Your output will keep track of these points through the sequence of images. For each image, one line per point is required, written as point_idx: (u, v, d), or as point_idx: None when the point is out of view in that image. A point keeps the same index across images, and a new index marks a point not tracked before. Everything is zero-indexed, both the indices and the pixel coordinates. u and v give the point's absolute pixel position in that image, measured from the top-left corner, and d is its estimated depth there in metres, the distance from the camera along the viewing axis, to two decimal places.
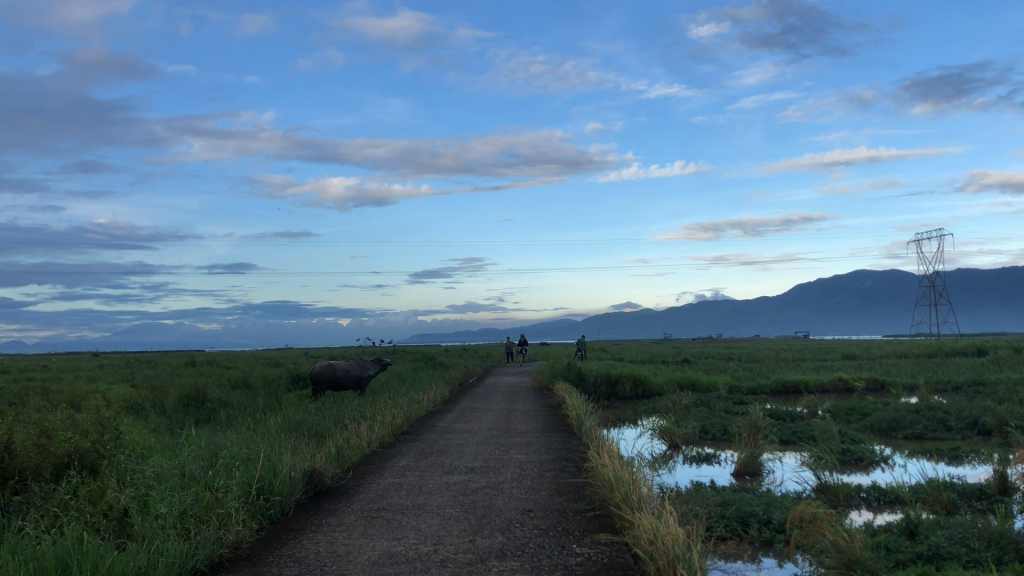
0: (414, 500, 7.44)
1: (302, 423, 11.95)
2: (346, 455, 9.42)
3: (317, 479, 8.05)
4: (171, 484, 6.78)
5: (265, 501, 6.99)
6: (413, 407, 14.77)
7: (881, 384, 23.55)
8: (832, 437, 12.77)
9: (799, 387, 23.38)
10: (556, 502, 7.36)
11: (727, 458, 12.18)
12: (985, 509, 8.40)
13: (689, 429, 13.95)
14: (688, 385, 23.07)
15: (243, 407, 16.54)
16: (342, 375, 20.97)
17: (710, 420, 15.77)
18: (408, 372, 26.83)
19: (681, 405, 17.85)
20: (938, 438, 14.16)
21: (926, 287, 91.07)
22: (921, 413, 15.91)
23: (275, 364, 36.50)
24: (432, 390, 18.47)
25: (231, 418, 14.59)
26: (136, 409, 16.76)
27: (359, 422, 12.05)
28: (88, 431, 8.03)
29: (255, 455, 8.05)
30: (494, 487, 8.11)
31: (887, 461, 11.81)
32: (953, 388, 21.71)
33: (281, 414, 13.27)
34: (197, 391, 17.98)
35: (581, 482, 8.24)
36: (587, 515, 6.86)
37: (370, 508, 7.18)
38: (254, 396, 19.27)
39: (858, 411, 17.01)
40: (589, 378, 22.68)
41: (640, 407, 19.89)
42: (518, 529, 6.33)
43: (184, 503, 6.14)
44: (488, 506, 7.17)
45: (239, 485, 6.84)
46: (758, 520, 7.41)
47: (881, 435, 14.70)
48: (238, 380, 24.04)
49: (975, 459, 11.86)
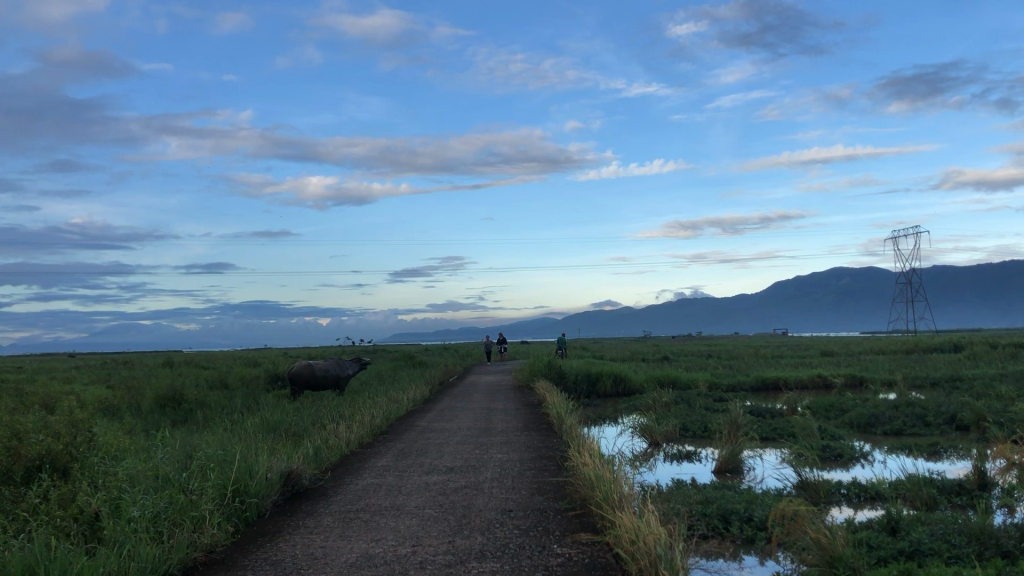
0: (392, 501, 7.35)
1: (279, 423, 11.82)
2: (324, 455, 9.31)
3: (294, 480, 7.94)
4: (144, 487, 6.65)
5: (240, 504, 6.88)
6: (392, 407, 14.65)
7: (859, 380, 23.65)
8: (812, 433, 12.77)
9: (779, 384, 23.45)
10: (536, 501, 7.28)
11: (708, 456, 12.16)
12: (966, 505, 8.41)
13: (669, 427, 13.93)
14: (668, 382, 23.09)
15: (220, 408, 16.35)
16: (321, 374, 20.82)
17: (691, 418, 15.76)
18: (388, 371, 26.67)
19: (661, 402, 17.85)
20: (917, 433, 14.23)
21: (904, 286, 91.88)
22: (899, 409, 15.97)
23: (253, 364, 36.25)
24: (411, 389, 18.38)
25: (208, 419, 14.43)
26: (111, 411, 16.54)
27: (337, 422, 11.94)
28: (59, 433, 7.88)
29: (230, 456, 7.93)
30: (474, 486, 8.02)
31: (866, 457, 11.83)
32: (931, 384, 21.82)
33: (259, 415, 13.13)
34: (174, 392, 17.78)
35: (561, 481, 8.18)
36: (569, 514, 6.78)
37: (348, 509, 7.07)
38: (232, 396, 19.10)
39: (837, 407, 17.05)
40: (569, 377, 22.65)
41: (621, 404, 19.88)
42: (498, 530, 6.24)
43: (157, 506, 6.00)
44: (468, 507, 7.08)
45: (214, 486, 6.71)
46: (739, 517, 7.39)
47: (860, 431, 14.75)
48: (215, 380, 23.83)
49: (954, 455, 11.89)
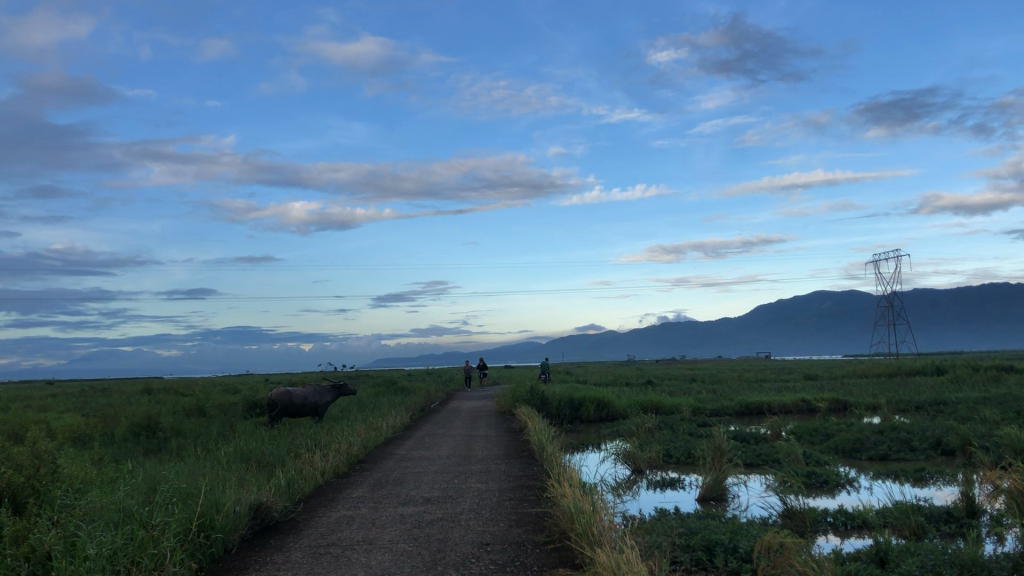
0: (365, 534, 7.09)
1: (252, 452, 11.50)
2: (297, 485, 9.03)
3: (263, 514, 7.65)
4: (103, 523, 6.36)
5: (206, 539, 6.59)
6: (371, 434, 14.34)
7: (843, 405, 23.50)
8: (797, 459, 12.59)
9: (762, 409, 23.28)
10: (514, 534, 7.04)
11: (692, 483, 11.95)
12: (956, 534, 8.20)
13: (653, 453, 13.70)
14: (652, 408, 22.86)
15: (195, 436, 15.96)
16: (300, 402, 20.45)
17: (674, 443, 15.57)
18: (369, 397, 26.22)
19: (644, 428, 17.62)
20: (902, 458, 14.11)
21: (888, 310, 92.28)
22: (885, 433, 15.79)
23: (232, 391, 35.72)
24: (391, 415, 18.07)
25: (182, 448, 14.07)
26: (83, 440, 16.09)
27: (312, 451, 11.64)
28: (21, 464, 7.57)
29: (196, 489, 7.63)
30: (450, 518, 7.75)
31: (852, 483, 11.65)
32: (915, 409, 21.63)
33: (233, 444, 12.78)
34: (149, 419, 17.38)
35: (541, 512, 7.94)
36: (547, 548, 6.56)
37: (318, 544, 6.80)
38: (209, 423, 18.69)
39: (821, 432, 16.85)
40: (552, 402, 22.39)
41: (604, 430, 19.62)
42: (473, 565, 6.01)
43: (116, 543, 5.71)
44: (443, 540, 6.82)
45: (177, 521, 6.41)
46: (724, 549, 7.17)
47: (845, 456, 14.56)
48: (192, 407, 23.35)
49: (941, 481, 11.71)
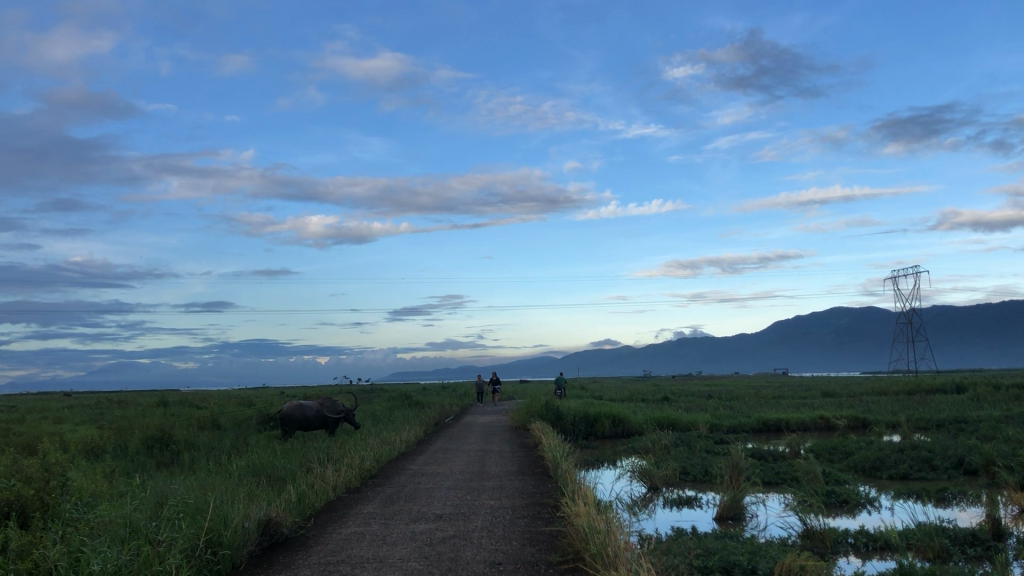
0: (374, 552, 6.94)
1: (264, 466, 11.38)
2: (308, 501, 8.92)
3: (273, 529, 7.54)
4: (108, 538, 6.25)
5: (213, 555, 6.48)
6: (384, 450, 14.24)
7: (863, 422, 23.19)
8: (816, 477, 12.40)
9: (780, 426, 23.03)
10: (527, 554, 6.88)
11: (709, 501, 11.76)
12: (982, 557, 8.00)
13: (669, 471, 13.50)
14: (668, 424, 22.60)
15: (208, 449, 15.95)
16: (312, 416, 20.33)
17: (690, 460, 15.35)
18: (382, 411, 26.05)
19: (660, 444, 17.42)
20: (924, 477, 13.88)
21: (906, 327, 91.48)
22: (905, 451, 15.53)
23: (247, 404, 35.71)
24: (405, 430, 17.95)
25: (195, 461, 14.00)
26: (97, 452, 16.08)
27: (325, 466, 11.54)
28: (31, 477, 7.47)
29: (205, 504, 7.51)
30: (462, 537, 7.59)
31: (873, 503, 11.41)
32: (936, 427, 21.30)
33: (244, 458, 12.67)
34: (163, 433, 17.33)
35: (555, 531, 7.78)
36: (561, 569, 6.40)
37: (327, 561, 6.66)
38: (222, 437, 18.62)
39: (840, 450, 16.61)
40: (567, 418, 22.23)
41: (619, 446, 19.42)
42: None
43: (120, 559, 5.58)
44: (454, 559, 6.68)
45: (184, 537, 6.30)
46: (742, 570, 6.99)
47: (865, 475, 14.33)
48: (206, 420, 23.28)
49: (964, 501, 11.47)
